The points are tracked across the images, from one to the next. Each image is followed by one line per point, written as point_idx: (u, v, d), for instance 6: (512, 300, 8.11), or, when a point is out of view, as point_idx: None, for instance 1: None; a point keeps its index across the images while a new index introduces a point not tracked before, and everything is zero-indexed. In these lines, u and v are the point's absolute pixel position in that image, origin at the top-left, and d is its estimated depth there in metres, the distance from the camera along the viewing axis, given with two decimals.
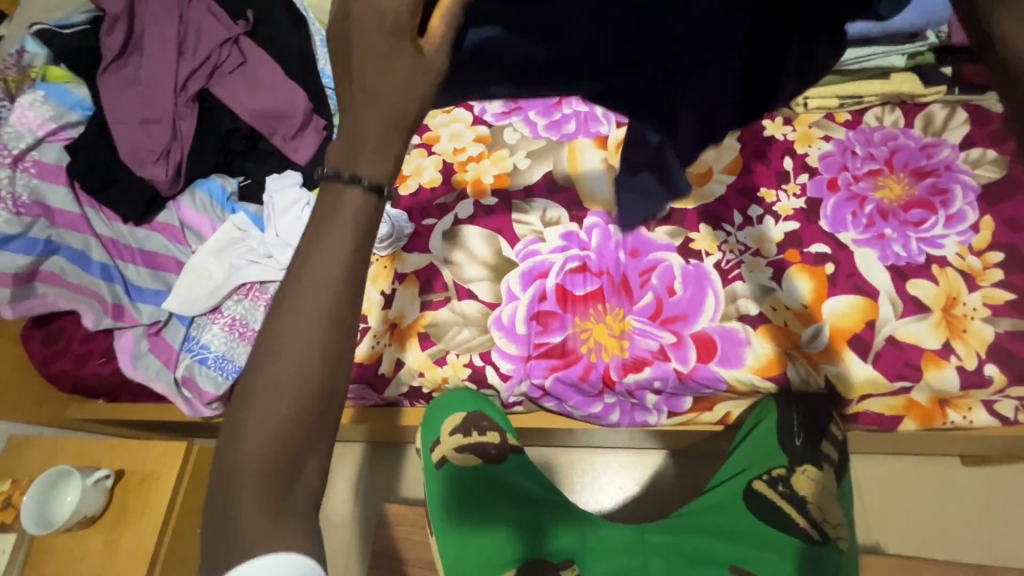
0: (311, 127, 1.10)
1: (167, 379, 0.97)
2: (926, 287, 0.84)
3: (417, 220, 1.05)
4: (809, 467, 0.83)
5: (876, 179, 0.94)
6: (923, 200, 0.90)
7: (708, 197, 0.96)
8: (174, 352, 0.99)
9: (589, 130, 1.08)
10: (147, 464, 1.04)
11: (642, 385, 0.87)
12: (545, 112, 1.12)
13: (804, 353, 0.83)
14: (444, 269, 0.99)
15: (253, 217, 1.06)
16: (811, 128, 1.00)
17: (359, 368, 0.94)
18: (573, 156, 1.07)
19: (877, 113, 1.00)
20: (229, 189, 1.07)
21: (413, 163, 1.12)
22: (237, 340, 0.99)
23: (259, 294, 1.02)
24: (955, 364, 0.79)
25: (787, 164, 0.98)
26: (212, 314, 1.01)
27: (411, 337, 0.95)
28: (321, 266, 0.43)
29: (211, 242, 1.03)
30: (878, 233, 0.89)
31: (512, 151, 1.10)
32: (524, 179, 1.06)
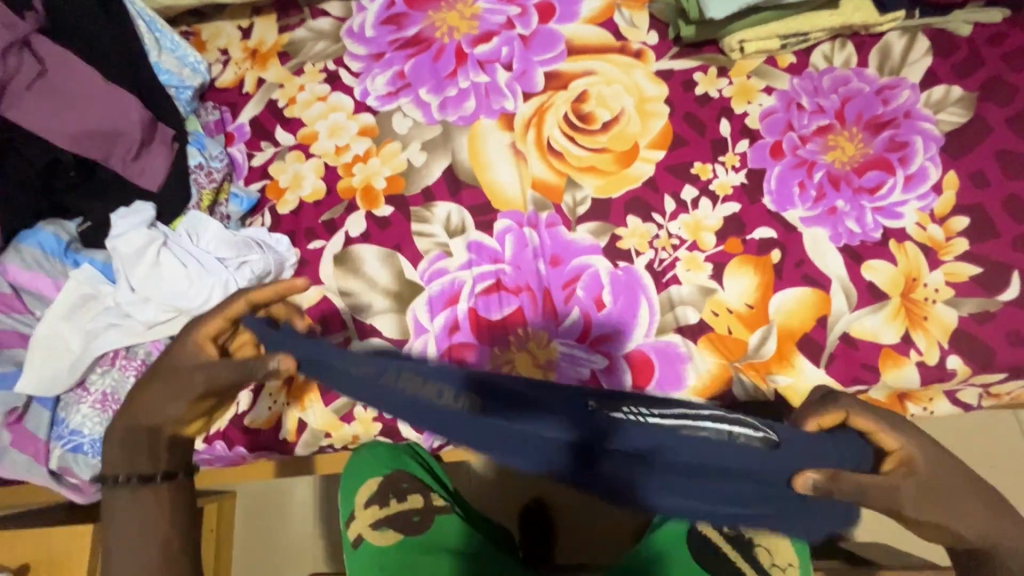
0: (156, 140, 0.90)
1: (41, 475, 0.84)
2: (883, 269, 0.73)
3: (303, 245, 0.89)
4: None
5: (826, 137, 0.80)
6: (879, 159, 0.77)
7: (635, 179, 0.83)
8: (42, 443, 0.84)
9: (491, 107, 0.91)
10: (55, 553, 0.94)
11: None
12: (438, 88, 0.94)
13: (750, 365, 0.74)
14: (341, 302, 0.86)
15: (102, 267, 0.88)
16: (749, 79, 0.85)
17: (257, 435, 0.82)
18: (475, 143, 0.89)
19: (825, 51, 0.84)
20: (66, 237, 0.88)
21: (290, 171, 0.94)
22: (113, 419, 0.84)
23: (128, 361, 0.85)
24: (915, 360, 0.70)
25: (724, 129, 0.83)
26: (80, 389, 0.86)
27: (311, 391, 0.81)
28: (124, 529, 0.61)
29: (57, 304, 0.85)
30: (829, 208, 0.77)
31: (404, 143, 0.92)
32: (422, 179, 0.89)
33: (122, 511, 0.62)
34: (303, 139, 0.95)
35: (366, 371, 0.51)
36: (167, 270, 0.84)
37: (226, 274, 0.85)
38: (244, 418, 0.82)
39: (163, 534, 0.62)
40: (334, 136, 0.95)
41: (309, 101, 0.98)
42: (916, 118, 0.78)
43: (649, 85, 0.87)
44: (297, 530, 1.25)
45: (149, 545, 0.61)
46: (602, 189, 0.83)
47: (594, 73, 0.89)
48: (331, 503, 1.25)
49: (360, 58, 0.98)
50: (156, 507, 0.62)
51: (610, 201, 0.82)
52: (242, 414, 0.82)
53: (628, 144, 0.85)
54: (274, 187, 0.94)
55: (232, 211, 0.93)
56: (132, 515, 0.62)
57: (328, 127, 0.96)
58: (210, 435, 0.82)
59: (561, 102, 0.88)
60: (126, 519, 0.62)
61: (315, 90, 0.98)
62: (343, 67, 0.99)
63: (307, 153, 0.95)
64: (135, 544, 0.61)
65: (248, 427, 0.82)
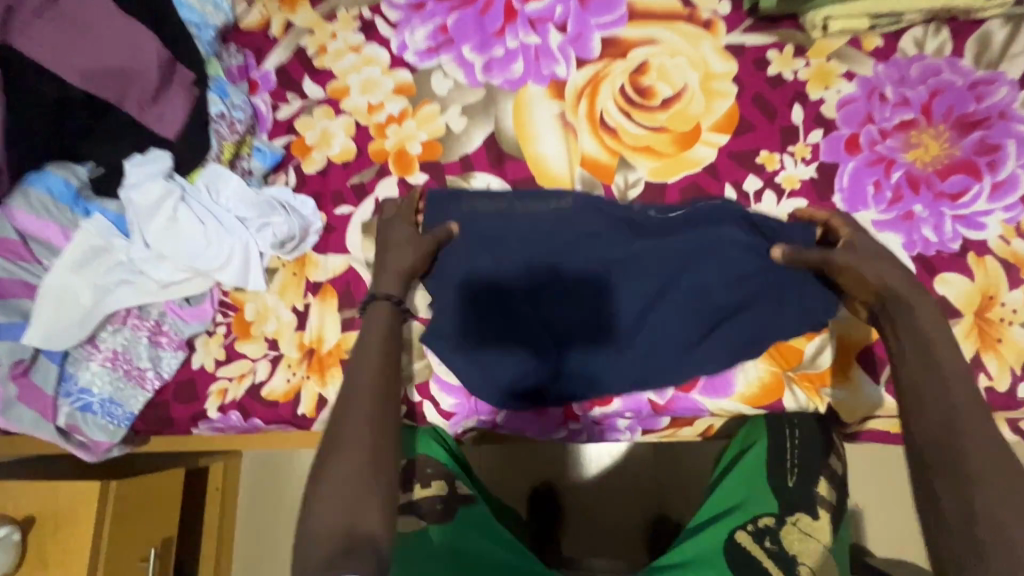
0: (174, 83, 0.83)
1: (47, 431, 0.79)
2: (957, 283, 0.68)
3: (329, 210, 0.84)
4: (803, 515, 0.65)
5: (909, 133, 0.73)
6: (966, 163, 0.71)
7: (694, 164, 0.76)
8: (49, 399, 0.80)
9: (541, 73, 0.83)
10: (61, 506, 0.92)
11: (610, 415, 0.74)
12: (484, 47, 0.86)
13: (805, 376, 0.69)
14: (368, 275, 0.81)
15: (115, 219, 0.83)
16: (828, 62, 0.77)
17: (275, 409, 0.78)
18: (521, 111, 0.82)
19: (917, 36, 0.76)
20: (77, 182, 0.82)
21: (317, 128, 0.87)
22: (124, 379, 0.80)
23: (140, 320, 0.81)
24: (984, 384, 0.65)
25: (796, 115, 0.76)
26: (89, 346, 0.81)
27: (332, 365, 0.78)
28: (353, 410, 0.55)
29: (66, 255, 0.80)
30: (905, 212, 0.70)
31: (442, 106, 0.85)
32: (461, 147, 0.83)
33: (360, 387, 0.57)
34: (333, 93, 0.88)
35: (510, 255, 0.74)
36: (183, 226, 0.79)
37: (247, 235, 0.81)
38: (261, 389, 0.79)
39: (386, 350, 0.60)
40: (367, 92, 0.87)
41: (341, 52, 0.90)
42: (1011, 119, 0.71)
43: (717, 61, 0.79)
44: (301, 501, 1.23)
45: (365, 402, 0.56)
46: (657, 173, 0.77)
47: (657, 42, 0.81)
48: None
49: (398, 7, 0.90)
50: (380, 340, 0.60)
51: (664, 186, 0.77)
52: (259, 385, 0.79)
53: (689, 124, 0.78)
54: (299, 143, 0.87)
55: (255, 165, 0.86)
56: (377, 343, 0.60)
57: (360, 81, 0.88)
58: (226, 404, 0.79)
59: (618, 73, 0.81)
60: (368, 330, 0.61)
61: (349, 39, 0.90)
62: (380, 16, 0.90)
63: (336, 109, 0.88)
64: (365, 397, 0.56)
65: (265, 399, 0.78)
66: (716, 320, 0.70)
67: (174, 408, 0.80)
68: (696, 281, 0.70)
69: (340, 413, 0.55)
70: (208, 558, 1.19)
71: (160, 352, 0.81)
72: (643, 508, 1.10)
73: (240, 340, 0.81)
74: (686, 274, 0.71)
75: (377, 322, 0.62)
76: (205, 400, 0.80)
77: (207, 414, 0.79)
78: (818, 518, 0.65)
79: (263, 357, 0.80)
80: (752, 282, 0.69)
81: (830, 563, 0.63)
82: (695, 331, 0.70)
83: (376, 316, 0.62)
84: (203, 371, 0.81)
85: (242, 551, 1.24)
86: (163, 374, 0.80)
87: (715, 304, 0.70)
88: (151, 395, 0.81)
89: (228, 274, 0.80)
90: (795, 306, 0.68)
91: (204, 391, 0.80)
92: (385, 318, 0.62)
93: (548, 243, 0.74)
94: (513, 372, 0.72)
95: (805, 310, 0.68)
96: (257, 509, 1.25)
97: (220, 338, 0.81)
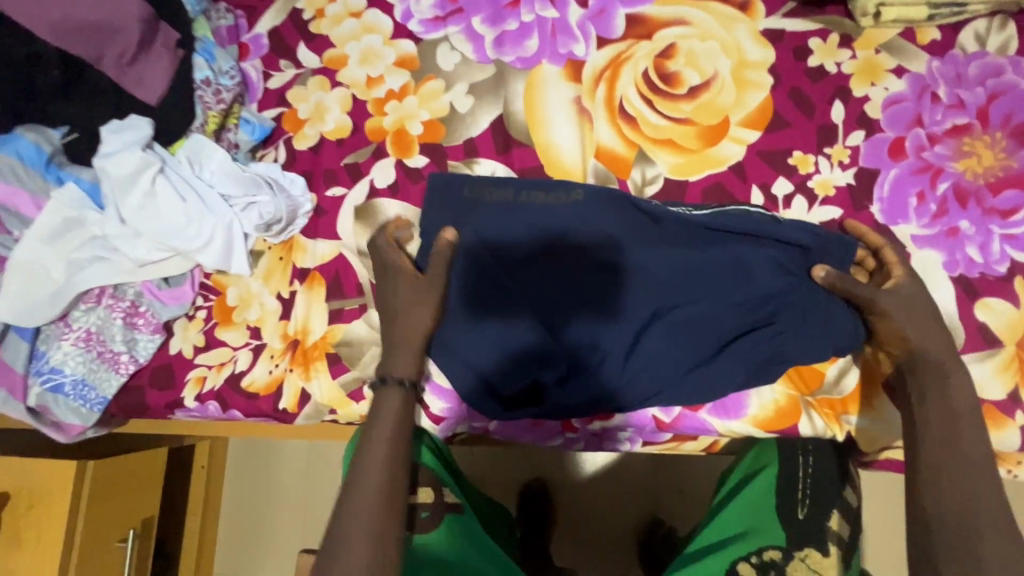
0: (157, 44, 0.77)
1: (17, 411, 0.75)
2: (1000, 309, 0.62)
3: (321, 191, 0.78)
4: (812, 551, 0.61)
5: (961, 140, 0.66)
6: (1022, 176, 0.64)
7: (720, 162, 0.70)
8: (19, 377, 0.76)
9: (557, 51, 0.76)
10: (35, 485, 0.89)
11: (610, 428, 0.69)
12: (495, 19, 0.78)
13: (825, 401, 0.64)
14: (359, 264, 0.75)
15: (89, 189, 0.78)
16: (877, 55, 0.69)
17: (255, 401, 0.73)
18: (533, 93, 0.75)
19: (979, 29, 0.68)
20: (49, 148, 0.76)
21: (311, 101, 0.80)
22: (97, 362, 0.76)
23: (115, 300, 0.76)
24: (1021, 422, 0.60)
25: (836, 114, 0.69)
26: (61, 324, 0.77)
27: (318, 359, 0.73)
28: (356, 513, 0.52)
29: (36, 227, 0.74)
30: (949, 227, 0.64)
31: (447, 83, 0.78)
32: (465, 129, 0.76)
33: (366, 488, 0.54)
34: (329, 62, 0.81)
35: (523, 222, 0.68)
36: (162, 202, 0.73)
37: (231, 215, 0.75)
38: (241, 380, 0.74)
39: (394, 445, 0.57)
40: (366, 63, 0.80)
41: (340, 17, 0.82)
42: None
43: (753, 47, 0.72)
44: (288, 488, 1.20)
45: (372, 504, 0.53)
46: (678, 169, 0.70)
47: (686, 23, 0.73)
48: (324, 460, 1.20)
49: None
50: (394, 437, 0.57)
51: (685, 184, 0.70)
52: (239, 375, 0.74)
53: (717, 117, 0.71)
54: (291, 116, 0.80)
55: (241, 138, 0.79)
56: (386, 438, 0.57)
57: (360, 51, 0.81)
58: (204, 393, 0.74)
59: (642, 55, 0.73)
60: (380, 418, 0.58)
61: (349, 4, 0.82)
62: None
63: (332, 80, 0.81)
64: (376, 499, 0.53)
65: (245, 390, 0.74)
66: (732, 330, 0.63)
67: (150, 394, 0.76)
68: (710, 285, 0.64)
69: (342, 511, 0.53)
70: (191, 541, 1.17)
71: (136, 334, 0.76)
72: (639, 515, 1.06)
73: (221, 326, 0.76)
74: (698, 277, 0.64)
75: (391, 412, 0.59)
76: (182, 388, 0.75)
77: (184, 403, 0.75)
78: (828, 555, 0.61)
79: (244, 346, 0.75)
80: (774, 302, 0.62)
81: None
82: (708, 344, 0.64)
83: (386, 405, 0.59)
84: (181, 357, 0.76)
85: (226, 533, 1.22)
86: (139, 359, 0.76)
87: (727, 324, 0.63)
88: (126, 378, 0.76)
89: (209, 256, 0.74)
90: (822, 332, 0.61)
91: (182, 378, 0.75)
92: (401, 407, 0.60)
93: (559, 218, 0.68)
94: (508, 338, 0.66)
95: (835, 336, 0.61)
96: (244, 491, 1.23)
97: (200, 322, 0.77)
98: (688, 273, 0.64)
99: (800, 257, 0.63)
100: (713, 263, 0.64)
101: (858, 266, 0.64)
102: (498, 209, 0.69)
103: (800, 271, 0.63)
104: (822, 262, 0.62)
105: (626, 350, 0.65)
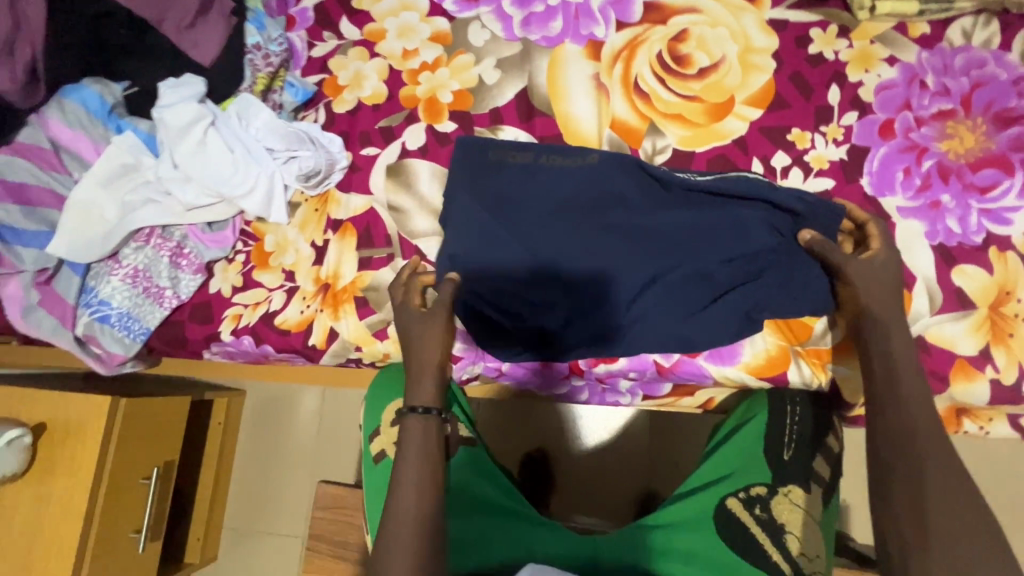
0: (213, 13, 0.84)
1: (65, 339, 0.81)
2: (975, 275, 0.68)
3: (356, 150, 0.84)
4: (796, 487, 0.66)
5: (945, 124, 0.72)
6: (999, 157, 0.70)
7: (724, 136, 0.76)
8: (70, 307, 0.82)
9: (579, 32, 0.83)
10: (71, 416, 0.96)
11: (614, 373, 0.76)
12: (524, 1, 0.85)
13: (811, 352, 0.70)
14: (388, 216, 0.81)
15: (145, 138, 0.84)
16: (871, 45, 0.76)
17: (287, 337, 0.80)
18: (556, 69, 0.82)
19: (966, 26, 0.74)
20: (111, 99, 0.83)
21: (351, 69, 0.87)
22: (143, 296, 0.82)
23: (162, 240, 0.83)
24: (990, 376, 0.66)
25: (832, 96, 0.75)
26: (111, 262, 0.83)
27: (346, 301, 0.79)
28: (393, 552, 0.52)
29: (96, 170, 0.81)
30: (932, 201, 0.70)
31: (477, 57, 0.85)
32: (492, 99, 0.83)
33: (401, 523, 0.54)
34: (369, 35, 0.88)
35: (537, 183, 0.74)
36: (211, 151, 0.80)
37: (273, 167, 0.82)
38: (275, 318, 0.80)
39: (425, 478, 0.58)
40: (403, 37, 0.87)
41: None
42: None
43: (759, 35, 0.78)
44: (300, 440, 1.28)
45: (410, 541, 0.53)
46: (686, 141, 0.77)
47: (698, 11, 0.80)
48: (336, 417, 1.27)
49: None
50: (425, 473, 0.58)
51: (691, 155, 0.77)
52: (273, 313, 0.80)
53: (724, 95, 0.77)
54: (332, 82, 0.88)
55: (286, 99, 0.87)
56: (416, 471, 0.58)
57: (397, 26, 0.88)
58: (239, 329, 0.81)
59: (657, 38, 0.80)
60: (409, 448, 0.60)
61: None
62: None
63: (371, 51, 0.88)
64: (408, 531, 0.54)
65: (278, 327, 0.80)
66: (722, 282, 0.69)
67: (190, 327, 0.83)
68: (703, 245, 0.69)
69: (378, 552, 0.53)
70: (206, 487, 1.23)
71: (179, 273, 0.82)
72: (635, 480, 1.11)
73: (258, 269, 0.82)
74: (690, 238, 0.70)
75: (417, 443, 0.60)
76: (219, 323, 0.82)
77: (221, 336, 0.82)
78: (811, 491, 0.66)
79: (279, 287, 0.81)
80: (762, 259, 0.68)
81: (818, 534, 0.64)
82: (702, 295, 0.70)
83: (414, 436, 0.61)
84: (220, 295, 0.83)
85: (240, 482, 1.29)
86: (181, 295, 0.82)
87: (719, 278, 0.69)
88: (169, 312, 0.83)
89: (252, 203, 0.81)
90: (801, 292, 0.67)
91: (219, 314, 0.82)
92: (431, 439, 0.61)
93: (570, 184, 0.74)
94: (515, 287, 0.72)
95: (813, 297, 0.67)
96: (258, 443, 1.30)
97: (238, 265, 0.83)
98: (681, 236, 0.70)
99: (791, 222, 0.68)
100: (708, 226, 0.69)
101: (845, 236, 0.69)
102: (516, 171, 0.75)
103: (789, 234, 0.68)
104: (810, 227, 0.67)
105: (626, 303, 0.71)
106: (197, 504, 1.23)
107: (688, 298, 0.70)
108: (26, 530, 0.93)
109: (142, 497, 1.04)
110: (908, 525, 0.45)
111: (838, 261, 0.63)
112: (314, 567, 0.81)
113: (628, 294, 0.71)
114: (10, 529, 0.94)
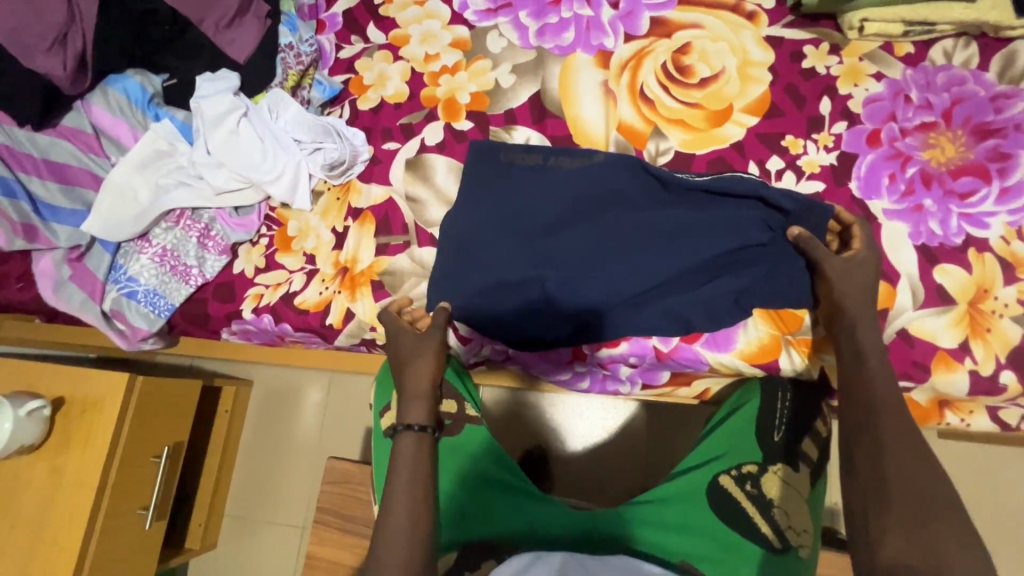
0: (250, 14, 0.90)
1: (92, 313, 0.85)
2: (955, 274, 0.72)
3: (378, 144, 0.90)
4: (782, 467, 0.70)
5: (928, 135, 0.78)
6: (978, 166, 0.75)
7: (723, 141, 0.82)
8: (99, 283, 0.86)
9: (590, 43, 0.89)
10: (88, 392, 0.99)
11: (615, 358, 0.80)
12: (539, 13, 0.91)
13: (802, 341, 0.74)
14: (406, 206, 0.86)
15: (180, 126, 0.90)
16: (860, 62, 0.82)
17: (305, 316, 0.84)
18: (568, 75, 0.88)
19: (947, 47, 0.81)
20: (151, 89, 0.89)
21: (375, 70, 0.93)
22: (169, 274, 0.86)
23: (191, 222, 0.88)
24: (968, 368, 0.70)
25: (824, 107, 0.81)
26: (141, 241, 0.88)
27: (363, 284, 0.84)
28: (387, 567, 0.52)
29: (132, 154, 0.87)
30: (915, 205, 0.75)
31: (494, 63, 0.91)
32: (507, 101, 0.89)
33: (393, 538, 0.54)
34: (394, 40, 0.95)
35: (543, 183, 0.80)
36: (243, 140, 0.86)
37: (300, 157, 0.87)
38: (294, 298, 0.85)
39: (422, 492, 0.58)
40: (426, 43, 0.94)
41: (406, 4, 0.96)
42: None
43: (756, 50, 0.84)
44: (305, 430, 1.30)
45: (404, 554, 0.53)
46: (687, 144, 0.83)
47: (701, 27, 0.86)
48: (340, 408, 1.29)
49: None
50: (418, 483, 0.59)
51: (692, 157, 0.82)
52: (293, 294, 0.85)
53: (723, 103, 0.83)
54: (357, 81, 0.94)
55: (313, 96, 0.92)
56: (408, 482, 0.59)
57: (420, 32, 0.94)
58: (260, 307, 0.85)
59: (662, 50, 0.86)
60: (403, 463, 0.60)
61: None
62: None
63: (395, 55, 0.94)
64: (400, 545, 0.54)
65: (297, 307, 0.84)
66: (715, 271, 0.73)
67: (212, 305, 0.87)
68: (702, 238, 0.73)
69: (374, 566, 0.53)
70: (210, 473, 1.26)
71: (206, 254, 0.87)
72: (631, 475, 1.14)
73: (280, 252, 0.87)
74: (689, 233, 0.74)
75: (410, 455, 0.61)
76: (241, 301, 0.86)
77: (242, 314, 0.86)
78: (798, 471, 0.70)
79: (299, 270, 0.86)
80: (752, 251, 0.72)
81: (805, 510, 0.67)
82: (695, 282, 0.74)
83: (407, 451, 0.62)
84: (243, 276, 0.87)
85: (243, 471, 1.31)
86: (206, 274, 0.87)
87: (711, 265, 0.73)
88: (193, 290, 0.87)
89: (278, 188, 0.86)
90: (786, 285, 0.71)
91: (242, 293, 0.86)
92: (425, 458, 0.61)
93: (575, 184, 0.78)
94: (517, 275, 0.76)
95: (797, 290, 0.71)
96: (263, 433, 1.32)
97: (262, 248, 0.88)
98: (680, 231, 0.74)
99: (782, 219, 0.72)
100: (705, 222, 0.74)
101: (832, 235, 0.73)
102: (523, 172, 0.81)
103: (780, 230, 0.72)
104: (799, 224, 0.71)
105: (624, 294, 0.75)
106: (202, 489, 1.25)
107: (685, 285, 0.74)
108: (39, 502, 0.96)
109: (150, 477, 1.06)
110: (872, 490, 0.49)
111: (820, 257, 0.68)
112: (321, 540, 0.84)
113: (625, 283, 0.75)
114: (23, 502, 0.97)
